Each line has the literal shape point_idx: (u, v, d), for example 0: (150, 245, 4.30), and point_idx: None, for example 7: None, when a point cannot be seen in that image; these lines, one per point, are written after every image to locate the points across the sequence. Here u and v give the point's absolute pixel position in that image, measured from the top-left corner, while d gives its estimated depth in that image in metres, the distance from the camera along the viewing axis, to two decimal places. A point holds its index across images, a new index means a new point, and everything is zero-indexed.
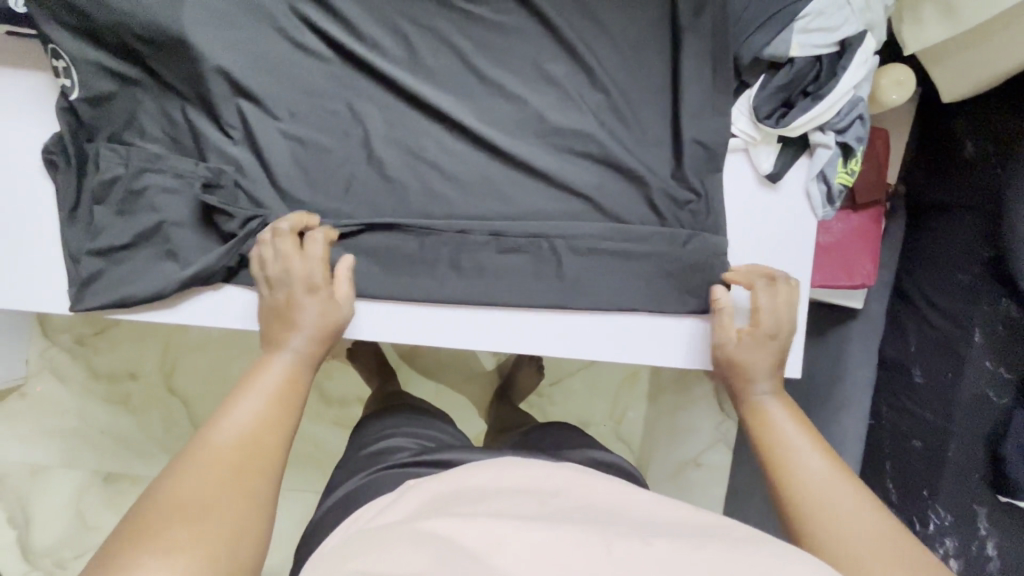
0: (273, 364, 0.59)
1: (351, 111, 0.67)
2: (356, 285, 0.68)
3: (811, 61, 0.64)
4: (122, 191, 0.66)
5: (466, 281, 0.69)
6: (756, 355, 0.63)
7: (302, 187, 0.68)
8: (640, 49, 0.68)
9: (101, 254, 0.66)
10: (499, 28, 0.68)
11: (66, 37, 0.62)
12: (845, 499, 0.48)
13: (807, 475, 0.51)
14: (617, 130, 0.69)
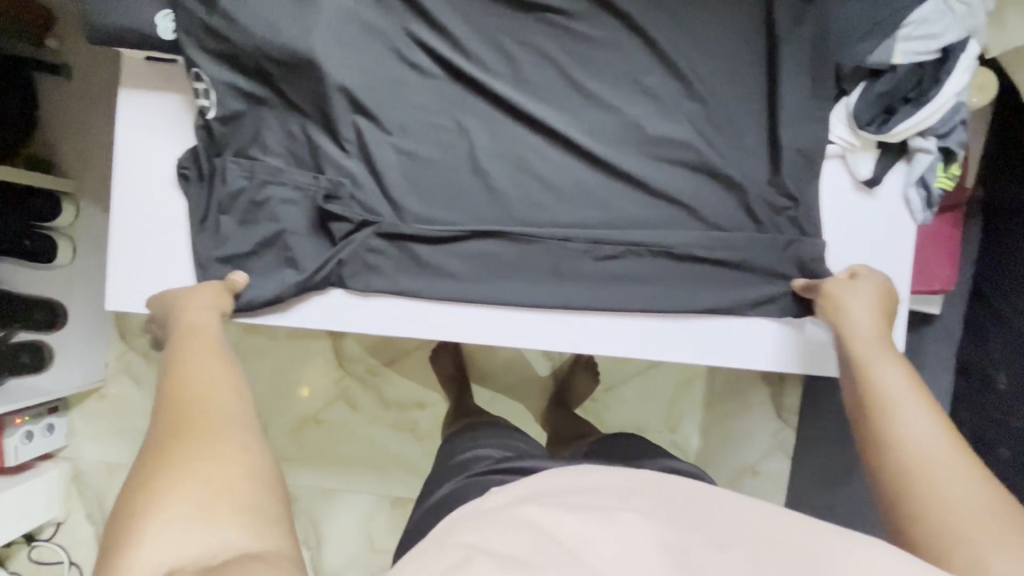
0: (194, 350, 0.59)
1: (458, 124, 0.71)
2: (461, 290, 0.72)
3: (913, 68, 0.65)
4: (249, 203, 0.70)
5: (568, 287, 0.71)
6: (860, 308, 0.63)
7: (410, 196, 0.71)
8: (738, 59, 0.69)
9: (227, 261, 0.71)
10: (599, 42, 0.70)
11: (208, 61, 0.67)
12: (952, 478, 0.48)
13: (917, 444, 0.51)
14: (714, 137, 0.70)
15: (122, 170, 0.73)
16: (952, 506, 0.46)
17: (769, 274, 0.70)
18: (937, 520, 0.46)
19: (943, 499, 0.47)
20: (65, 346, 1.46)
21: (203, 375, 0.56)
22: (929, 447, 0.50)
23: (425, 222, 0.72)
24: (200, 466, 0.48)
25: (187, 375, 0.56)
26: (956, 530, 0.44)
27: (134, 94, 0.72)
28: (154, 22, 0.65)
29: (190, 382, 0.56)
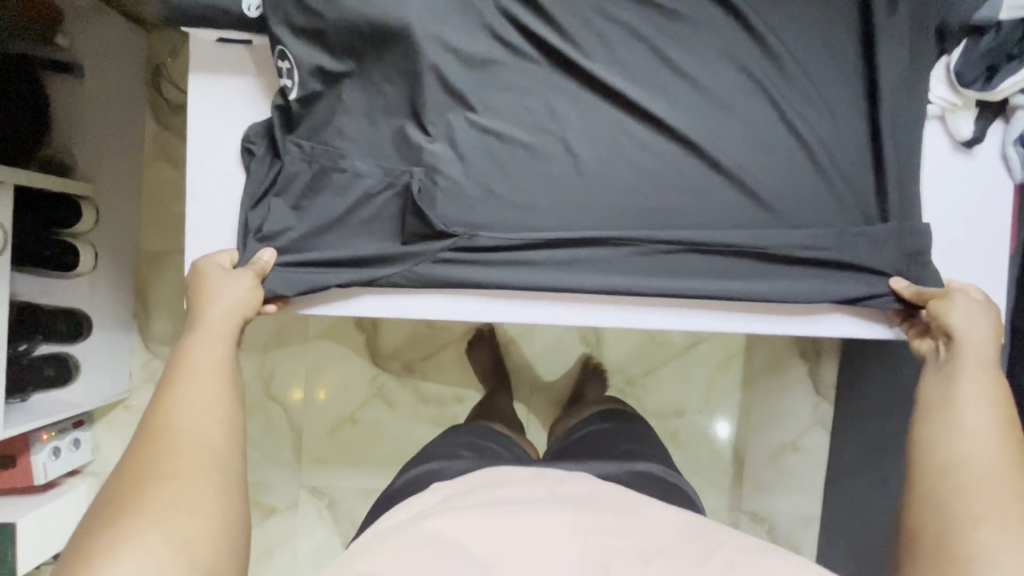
0: (202, 348, 0.59)
1: (549, 107, 0.68)
2: (535, 282, 0.69)
3: (1018, 22, 0.64)
4: (321, 185, 0.69)
5: (651, 279, 0.70)
6: (977, 328, 0.63)
7: (498, 180, 0.69)
8: (833, 32, 0.68)
9: (295, 244, 0.68)
10: (692, 19, 0.68)
11: (294, 39, 0.65)
12: (993, 480, 0.53)
13: (963, 448, 0.56)
14: (812, 104, 0.68)
15: (191, 155, 0.69)
16: (981, 502, 0.52)
17: (872, 249, 0.69)
18: (964, 514, 0.51)
19: (979, 497, 0.52)
20: (88, 358, 1.38)
21: (203, 384, 0.57)
22: (979, 455, 0.55)
23: (511, 205, 0.69)
24: (187, 484, 0.49)
25: (184, 381, 0.57)
26: (980, 523, 0.50)
27: (208, 78, 0.68)
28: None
29: (192, 389, 0.56)
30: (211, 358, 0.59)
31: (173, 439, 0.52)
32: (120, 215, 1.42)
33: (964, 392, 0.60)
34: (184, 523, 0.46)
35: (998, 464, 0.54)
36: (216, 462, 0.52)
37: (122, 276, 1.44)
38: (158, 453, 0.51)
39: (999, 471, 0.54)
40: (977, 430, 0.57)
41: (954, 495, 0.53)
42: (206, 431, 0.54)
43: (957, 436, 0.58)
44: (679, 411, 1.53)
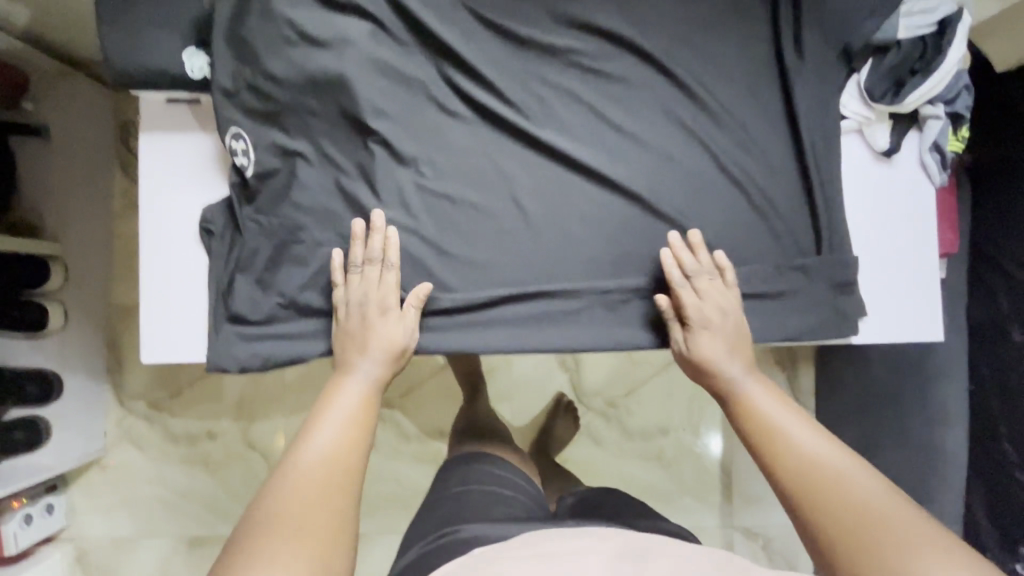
0: (348, 382, 0.63)
1: (497, 168, 0.71)
2: (499, 343, 0.71)
3: (915, 42, 0.69)
4: (282, 258, 0.68)
5: (607, 328, 0.72)
6: (710, 338, 0.68)
7: (455, 239, 0.71)
8: (756, 78, 0.72)
9: (259, 321, 0.68)
10: (625, 80, 0.72)
11: (248, 121, 0.65)
12: (847, 483, 0.54)
13: (803, 464, 0.57)
14: (741, 123, 0.72)
15: (143, 208, 0.69)
16: (858, 521, 0.51)
17: (811, 274, 0.72)
18: (864, 539, 0.50)
19: (853, 512, 0.52)
20: (58, 418, 1.35)
21: (339, 415, 0.60)
22: (821, 463, 0.56)
23: (468, 263, 0.71)
24: (309, 512, 0.51)
25: (328, 404, 0.61)
26: (890, 539, 0.50)
27: (159, 133, 0.69)
28: (182, 61, 0.63)
29: (330, 414, 0.60)
30: (354, 390, 0.63)
31: (305, 463, 0.55)
32: (89, 269, 1.42)
33: (764, 411, 0.63)
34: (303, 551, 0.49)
35: (837, 463, 0.56)
36: (339, 497, 0.54)
37: (92, 336, 1.43)
38: (290, 473, 0.54)
39: (843, 467, 0.55)
40: (801, 439, 0.59)
41: (834, 526, 0.52)
42: (335, 458, 0.56)
43: (791, 453, 0.58)
44: (663, 429, 1.53)
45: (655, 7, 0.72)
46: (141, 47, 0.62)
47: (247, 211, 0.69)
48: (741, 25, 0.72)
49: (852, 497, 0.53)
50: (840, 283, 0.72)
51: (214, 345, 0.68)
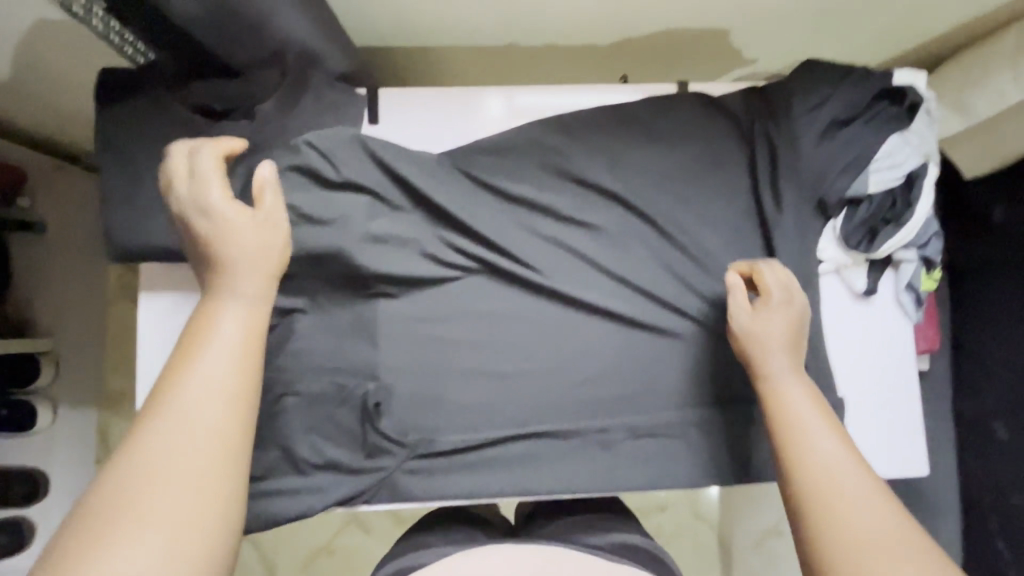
0: (219, 316, 0.56)
1: (489, 312, 0.73)
2: (493, 487, 0.71)
3: (886, 193, 0.73)
4: (279, 413, 0.70)
5: (604, 468, 0.72)
6: (770, 321, 0.66)
7: (451, 386, 0.72)
8: (735, 225, 0.76)
9: (259, 480, 0.69)
10: (609, 225, 0.75)
11: None
12: (855, 507, 0.57)
13: (821, 479, 0.59)
14: (725, 266, 0.75)
15: (143, 367, 0.71)
16: (853, 542, 0.56)
17: None
18: (855, 559, 0.55)
19: (852, 531, 0.56)
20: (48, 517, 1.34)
21: (209, 374, 0.54)
22: (838, 479, 0.59)
23: (464, 406, 0.72)
24: (179, 481, 0.50)
25: (195, 357, 0.54)
26: (877, 562, 0.55)
27: (159, 293, 0.71)
28: (181, 239, 0.64)
29: (196, 376, 0.53)
30: (226, 330, 0.56)
31: (168, 438, 0.51)
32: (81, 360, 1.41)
33: (793, 407, 0.63)
34: (169, 547, 0.47)
35: (850, 487, 0.58)
36: (215, 472, 0.51)
37: (84, 428, 1.43)
38: (148, 452, 0.50)
39: (857, 492, 0.58)
40: (825, 453, 0.60)
41: (835, 538, 0.57)
42: (206, 426, 0.52)
43: (809, 464, 0.60)
44: (660, 503, 1.53)
45: (637, 159, 0.76)
46: (146, 226, 0.64)
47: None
48: (718, 175, 0.76)
49: (854, 523, 0.57)
50: None
51: None
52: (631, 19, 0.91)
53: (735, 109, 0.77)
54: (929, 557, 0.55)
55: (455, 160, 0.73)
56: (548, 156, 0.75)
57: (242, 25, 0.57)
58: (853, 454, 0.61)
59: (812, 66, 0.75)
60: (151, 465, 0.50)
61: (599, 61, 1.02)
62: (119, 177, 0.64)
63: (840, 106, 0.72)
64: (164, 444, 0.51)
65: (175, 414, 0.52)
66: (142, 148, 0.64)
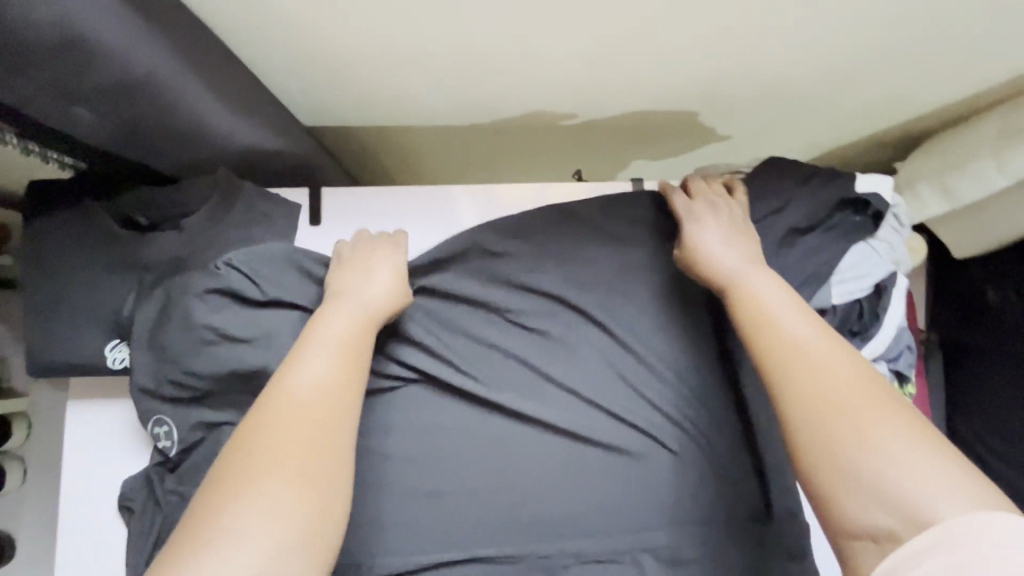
0: (338, 312, 0.57)
1: (430, 422, 0.70)
2: None
3: (852, 303, 0.68)
4: None
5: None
6: (709, 217, 0.65)
7: (385, 502, 0.68)
8: (691, 332, 0.71)
9: None
10: (557, 330, 0.71)
11: (170, 406, 0.63)
12: (826, 371, 0.50)
13: (786, 355, 0.52)
14: (680, 376, 0.70)
15: (68, 477, 0.68)
16: (831, 414, 0.48)
17: (759, 538, 0.69)
18: (833, 440, 0.47)
19: (827, 403, 0.49)
20: None
21: (322, 356, 0.53)
22: (806, 353, 0.52)
23: (397, 523, 0.67)
24: (297, 442, 0.47)
25: (305, 344, 0.54)
26: (867, 435, 0.46)
27: (91, 401, 0.69)
28: (103, 356, 0.63)
29: (307, 353, 0.53)
30: (344, 319, 0.57)
31: (279, 402, 0.49)
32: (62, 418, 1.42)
33: (761, 296, 0.57)
34: (302, 505, 0.45)
35: (821, 353, 0.51)
36: (319, 433, 0.49)
37: None
38: (263, 419, 0.48)
39: (833, 364, 0.50)
40: (796, 334, 0.53)
41: (808, 418, 0.49)
42: (314, 391, 0.51)
43: (779, 347, 0.53)
44: None
45: (586, 262, 0.73)
46: (69, 342, 0.62)
47: (166, 483, 0.65)
48: (673, 279, 0.72)
49: (827, 391, 0.49)
50: (789, 548, 0.69)
51: None
52: (593, 103, 0.88)
53: None
54: (912, 435, 0.45)
55: (409, 261, 0.72)
56: (493, 258, 0.73)
57: (149, 123, 0.59)
58: (834, 336, 0.53)
59: (774, 167, 0.71)
60: (279, 424, 0.48)
61: (565, 137, 1.00)
62: (42, 291, 0.62)
63: (800, 214, 0.68)
64: (281, 411, 0.49)
65: (293, 387, 0.50)
66: (67, 262, 0.63)
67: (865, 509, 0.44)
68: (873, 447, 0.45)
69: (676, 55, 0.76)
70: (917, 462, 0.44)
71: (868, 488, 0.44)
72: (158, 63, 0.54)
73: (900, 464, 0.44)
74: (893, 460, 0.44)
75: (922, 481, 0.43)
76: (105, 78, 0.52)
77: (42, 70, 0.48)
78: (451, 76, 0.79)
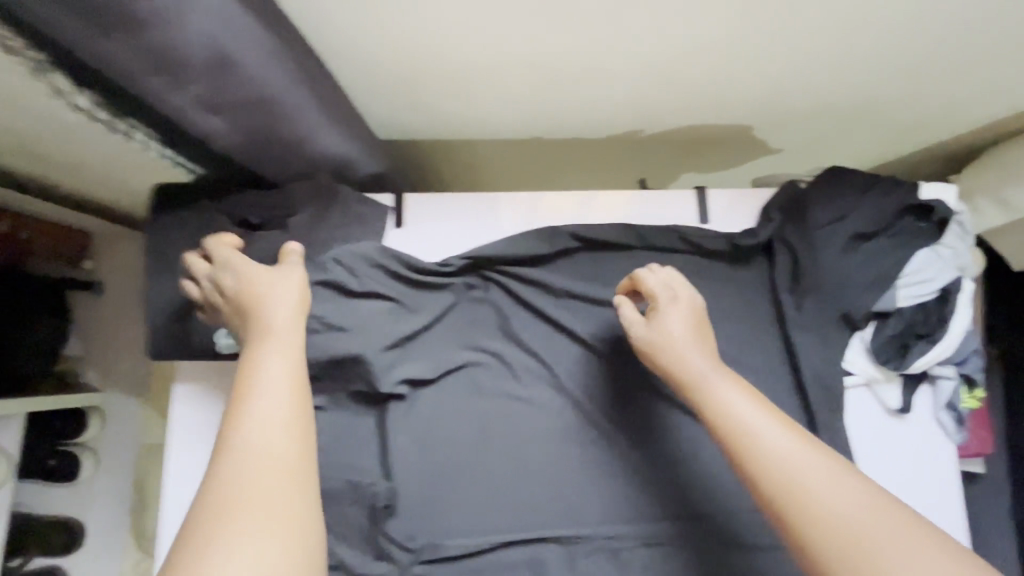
0: (265, 368, 0.55)
1: (504, 408, 0.74)
2: None
3: (916, 307, 0.71)
4: None
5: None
6: (666, 306, 0.63)
7: (458, 481, 0.72)
8: (752, 329, 0.75)
9: None
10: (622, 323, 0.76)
11: None
12: (820, 485, 0.48)
13: (776, 472, 0.50)
14: (740, 369, 0.74)
15: (170, 452, 0.74)
16: (842, 534, 0.46)
17: None
18: (852, 563, 0.44)
19: (828, 520, 0.46)
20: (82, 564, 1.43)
21: (270, 413, 0.53)
22: (792, 468, 0.49)
23: (470, 505, 0.72)
24: (264, 510, 0.47)
25: (250, 402, 0.53)
26: (875, 555, 0.44)
27: (191, 382, 0.75)
28: (214, 339, 0.69)
29: (258, 411, 0.52)
30: (277, 363, 0.56)
31: (245, 469, 0.49)
32: (125, 412, 1.56)
33: (727, 403, 0.55)
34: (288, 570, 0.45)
35: (808, 463, 0.50)
36: (300, 492, 0.50)
37: (121, 480, 1.54)
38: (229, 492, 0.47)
39: (815, 474, 0.49)
40: (777, 446, 0.51)
41: (822, 542, 0.46)
42: (275, 451, 0.51)
43: (767, 464, 0.50)
44: None
45: (651, 264, 0.77)
46: (184, 330, 0.69)
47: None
48: (734, 277, 0.76)
49: (819, 509, 0.47)
50: None
51: None
52: (648, 116, 0.93)
53: (752, 220, 0.77)
54: (923, 544, 0.44)
55: (483, 273, 0.76)
56: (562, 256, 0.77)
57: (266, 135, 0.65)
58: (805, 439, 0.52)
59: (838, 174, 0.74)
60: (238, 495, 0.47)
61: (616, 150, 1.04)
62: (162, 279, 0.70)
63: (864, 220, 0.71)
64: (235, 482, 0.48)
65: (244, 454, 0.50)
66: (181, 255, 0.69)
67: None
68: (890, 568, 0.43)
69: (736, 71, 0.81)
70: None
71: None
72: (283, 81, 0.59)
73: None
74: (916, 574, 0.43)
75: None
76: (242, 94, 0.58)
77: (197, 85, 0.54)
78: (518, 90, 0.85)
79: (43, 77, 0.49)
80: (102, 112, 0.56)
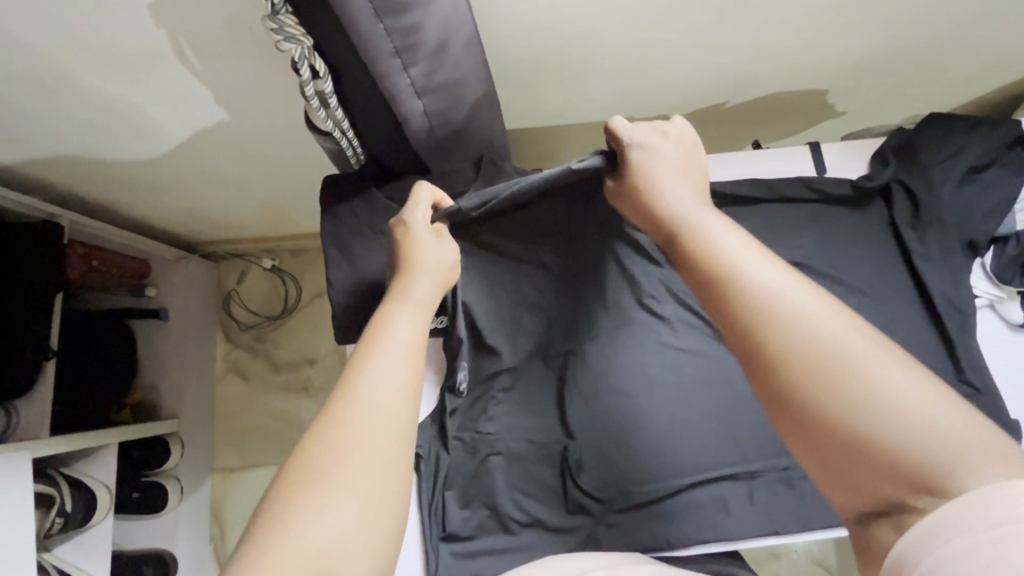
0: (401, 309, 0.56)
1: (669, 360, 0.79)
2: (688, 532, 0.74)
3: None
4: (483, 472, 0.77)
5: (792, 505, 0.74)
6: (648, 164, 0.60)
7: (635, 433, 0.76)
8: (880, 264, 0.82)
9: (462, 536, 0.76)
10: None
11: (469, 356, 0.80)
12: (802, 309, 0.43)
13: (744, 296, 0.45)
14: (875, 299, 0.81)
15: None
16: (806, 357, 0.41)
17: None
18: (817, 389, 0.40)
19: (807, 349, 0.41)
20: None
21: (387, 369, 0.50)
22: (766, 294, 0.44)
23: (655, 454, 0.76)
24: (369, 434, 0.46)
25: (375, 350, 0.52)
26: (868, 405, 0.38)
27: None
28: None
29: (381, 359, 0.51)
30: (407, 326, 0.55)
31: (360, 398, 0.47)
32: (199, 435, 1.54)
33: (709, 237, 0.50)
34: (371, 500, 0.43)
35: (785, 290, 0.44)
36: (401, 453, 0.47)
37: (200, 504, 1.52)
38: (332, 441, 0.45)
39: (815, 311, 0.43)
40: (752, 269, 0.46)
41: (776, 355, 0.42)
42: (389, 392, 0.49)
43: (729, 277, 0.46)
44: None
45: (782, 214, 0.83)
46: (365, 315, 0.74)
47: (452, 437, 0.78)
48: (857, 219, 0.83)
49: (806, 331, 0.42)
50: None
51: (430, 564, 0.75)
52: (736, 84, 0.98)
53: (861, 167, 0.85)
54: (913, 382, 0.39)
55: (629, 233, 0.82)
56: None
57: (453, 126, 0.69)
58: (785, 267, 0.47)
59: (942, 119, 0.83)
60: (346, 416, 0.47)
61: (698, 125, 1.09)
62: (344, 269, 0.75)
63: (973, 156, 0.80)
64: (347, 401, 0.47)
65: (368, 377, 0.49)
66: (365, 245, 0.74)
67: (868, 470, 0.38)
68: (847, 385, 0.39)
69: (831, 33, 0.89)
70: (917, 398, 0.38)
71: (841, 429, 0.39)
72: (470, 67, 0.65)
73: (898, 399, 0.38)
74: (873, 396, 0.38)
75: (932, 431, 0.36)
76: (445, 76, 0.63)
77: (416, 69, 0.59)
78: (629, 66, 0.91)
79: (307, 53, 0.53)
80: (332, 96, 0.59)
